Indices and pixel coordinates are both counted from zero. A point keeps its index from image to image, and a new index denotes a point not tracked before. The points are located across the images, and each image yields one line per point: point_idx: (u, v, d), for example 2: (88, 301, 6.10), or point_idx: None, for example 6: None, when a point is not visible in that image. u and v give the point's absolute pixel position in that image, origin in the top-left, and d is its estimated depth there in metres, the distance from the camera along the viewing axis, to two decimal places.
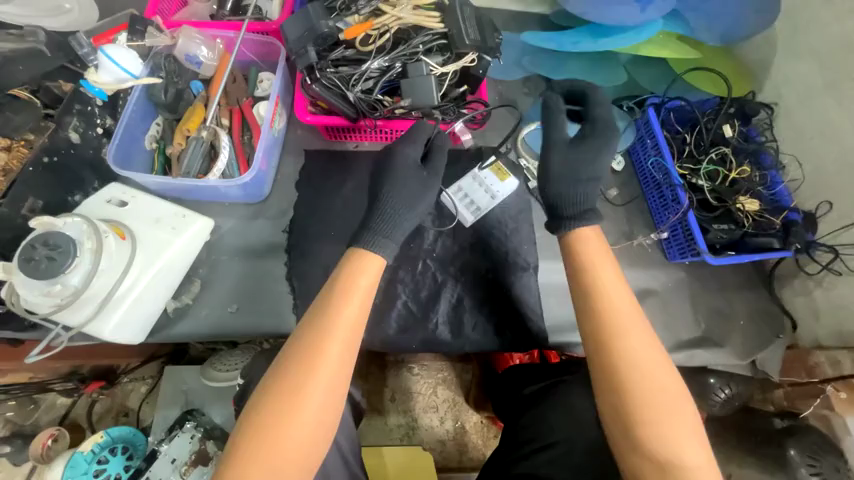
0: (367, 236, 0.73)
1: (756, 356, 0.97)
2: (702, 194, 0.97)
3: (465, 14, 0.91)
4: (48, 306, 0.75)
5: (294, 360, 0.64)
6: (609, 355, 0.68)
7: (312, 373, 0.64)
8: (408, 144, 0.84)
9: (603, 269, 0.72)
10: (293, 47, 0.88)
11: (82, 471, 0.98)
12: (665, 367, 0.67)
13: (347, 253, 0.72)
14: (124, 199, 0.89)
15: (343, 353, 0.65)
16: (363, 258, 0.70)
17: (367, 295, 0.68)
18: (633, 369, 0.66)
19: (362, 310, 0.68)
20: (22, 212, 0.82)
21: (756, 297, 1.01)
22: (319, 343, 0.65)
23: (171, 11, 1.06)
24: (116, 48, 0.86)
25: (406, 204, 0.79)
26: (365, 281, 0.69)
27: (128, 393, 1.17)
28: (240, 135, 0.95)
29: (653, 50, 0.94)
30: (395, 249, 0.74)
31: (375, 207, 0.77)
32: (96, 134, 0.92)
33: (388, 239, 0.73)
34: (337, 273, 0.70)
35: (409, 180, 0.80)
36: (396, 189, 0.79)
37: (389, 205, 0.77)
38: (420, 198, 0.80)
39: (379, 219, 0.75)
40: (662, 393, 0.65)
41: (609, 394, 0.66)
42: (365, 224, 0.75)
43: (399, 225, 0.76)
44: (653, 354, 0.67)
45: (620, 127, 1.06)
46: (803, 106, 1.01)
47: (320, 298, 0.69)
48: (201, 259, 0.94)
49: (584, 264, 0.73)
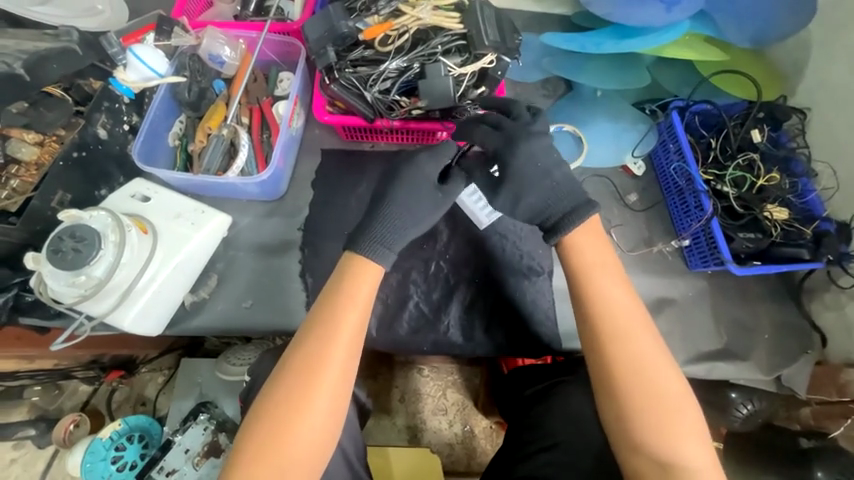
0: (369, 243, 0.72)
1: (782, 372, 0.93)
2: (727, 201, 0.93)
3: (485, 14, 0.90)
4: (73, 296, 0.78)
5: (300, 363, 0.65)
6: (614, 356, 0.68)
7: (319, 375, 0.65)
8: (432, 160, 0.81)
9: (604, 266, 0.73)
10: (313, 47, 0.89)
11: (101, 458, 1.02)
12: (666, 370, 0.67)
13: (345, 255, 0.73)
14: (147, 194, 0.91)
15: (347, 355, 0.67)
16: (362, 263, 0.71)
17: (367, 303, 0.69)
18: (626, 374, 0.67)
19: (364, 314, 0.69)
20: (52, 205, 0.85)
21: (785, 311, 0.97)
22: (324, 348, 0.66)
23: (197, 11, 1.08)
24: (143, 48, 0.92)
25: (404, 209, 0.76)
26: (366, 288, 0.69)
27: (146, 382, 1.20)
28: (259, 133, 0.97)
29: (678, 52, 0.91)
30: (393, 260, 0.73)
31: (377, 212, 0.75)
32: (123, 130, 0.95)
33: (388, 250, 0.72)
34: (337, 280, 0.70)
35: (420, 197, 0.78)
36: (405, 197, 0.76)
37: (393, 212, 0.75)
38: (427, 217, 0.78)
39: (380, 222, 0.74)
40: (666, 396, 0.66)
41: (614, 399, 0.67)
42: (364, 227, 0.74)
43: (402, 239, 0.75)
44: (654, 360, 0.67)
45: (640, 129, 1.03)
46: (841, 111, 0.96)
47: (324, 298, 0.70)
48: (219, 253, 0.96)
49: (584, 259, 0.73)
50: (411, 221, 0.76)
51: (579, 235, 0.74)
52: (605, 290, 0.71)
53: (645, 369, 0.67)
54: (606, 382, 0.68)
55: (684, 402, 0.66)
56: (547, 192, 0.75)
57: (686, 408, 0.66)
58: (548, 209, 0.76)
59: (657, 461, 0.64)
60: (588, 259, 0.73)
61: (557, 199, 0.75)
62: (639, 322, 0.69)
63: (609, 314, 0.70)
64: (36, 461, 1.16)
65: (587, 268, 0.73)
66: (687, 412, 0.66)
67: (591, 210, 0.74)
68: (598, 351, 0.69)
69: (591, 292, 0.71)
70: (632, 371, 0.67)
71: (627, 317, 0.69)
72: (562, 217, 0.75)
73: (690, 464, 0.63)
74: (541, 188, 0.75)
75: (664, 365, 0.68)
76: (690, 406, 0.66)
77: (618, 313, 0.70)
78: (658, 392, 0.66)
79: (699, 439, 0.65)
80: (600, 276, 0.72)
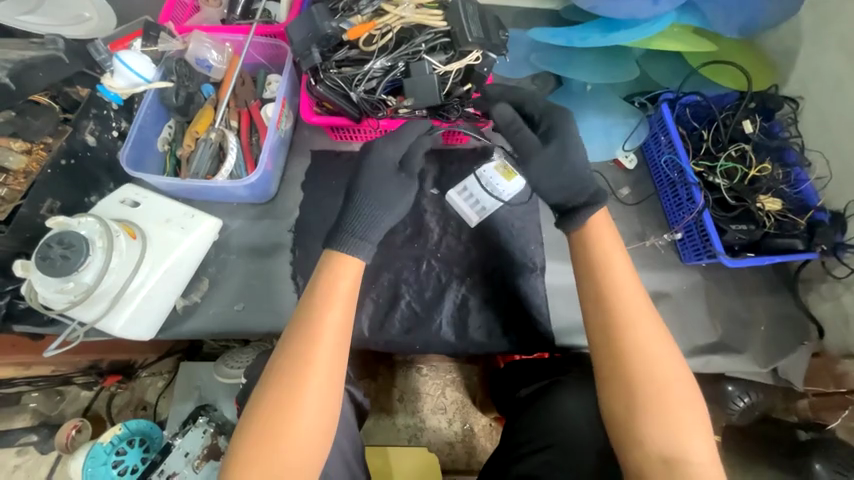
0: (344, 239, 0.72)
1: (778, 364, 0.92)
2: (719, 193, 0.93)
3: (468, 11, 0.89)
4: (63, 302, 0.78)
5: (287, 366, 0.65)
6: (630, 345, 0.67)
7: (307, 373, 0.65)
8: (392, 144, 0.81)
9: (619, 256, 0.72)
10: (298, 49, 0.89)
11: (102, 462, 1.02)
12: (671, 360, 0.67)
13: (324, 255, 0.73)
14: (137, 199, 0.92)
15: (333, 354, 0.66)
16: (341, 260, 0.71)
17: (349, 300, 0.69)
18: (632, 361, 0.66)
19: (347, 312, 0.69)
20: (41, 213, 0.86)
21: (780, 302, 0.96)
22: (309, 348, 0.65)
23: (184, 16, 1.08)
24: (129, 54, 0.91)
25: (384, 204, 0.77)
26: (344, 283, 0.69)
27: (147, 387, 1.20)
28: (248, 136, 0.97)
29: (665, 44, 0.90)
30: (371, 250, 0.73)
31: (349, 207, 0.76)
32: (112, 137, 0.96)
33: (364, 240, 0.73)
34: (316, 278, 0.70)
35: (385, 181, 0.78)
36: (384, 192, 0.77)
37: (365, 204, 0.75)
38: (397, 201, 0.78)
39: (355, 218, 0.74)
40: (674, 389, 0.65)
41: (622, 390, 0.66)
42: (341, 224, 0.74)
43: (376, 225, 0.75)
44: (666, 352, 0.67)
45: (631, 124, 1.03)
46: (832, 100, 0.95)
47: (305, 299, 0.70)
48: (210, 257, 0.96)
49: (597, 248, 0.73)
50: (382, 207, 0.76)
51: (592, 223, 0.75)
52: (619, 279, 0.70)
53: (655, 358, 0.66)
54: (614, 372, 0.67)
55: (690, 395, 0.66)
56: (568, 181, 0.77)
57: (693, 402, 0.65)
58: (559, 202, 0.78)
59: (661, 454, 0.63)
60: (598, 247, 0.73)
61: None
62: (651, 315, 0.69)
63: (624, 302, 0.69)
64: (40, 467, 1.16)
65: (601, 256, 0.72)
66: (692, 406, 0.65)
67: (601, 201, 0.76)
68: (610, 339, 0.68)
69: (607, 280, 0.71)
70: (637, 361, 0.66)
71: (640, 308, 0.69)
72: (574, 208, 0.77)
73: (692, 457, 0.63)
74: (565, 176, 0.78)
75: (670, 354, 0.67)
76: (696, 400, 0.66)
77: (626, 301, 0.69)
78: (663, 383, 0.65)
79: (702, 431, 0.64)
80: (614, 265, 0.71)
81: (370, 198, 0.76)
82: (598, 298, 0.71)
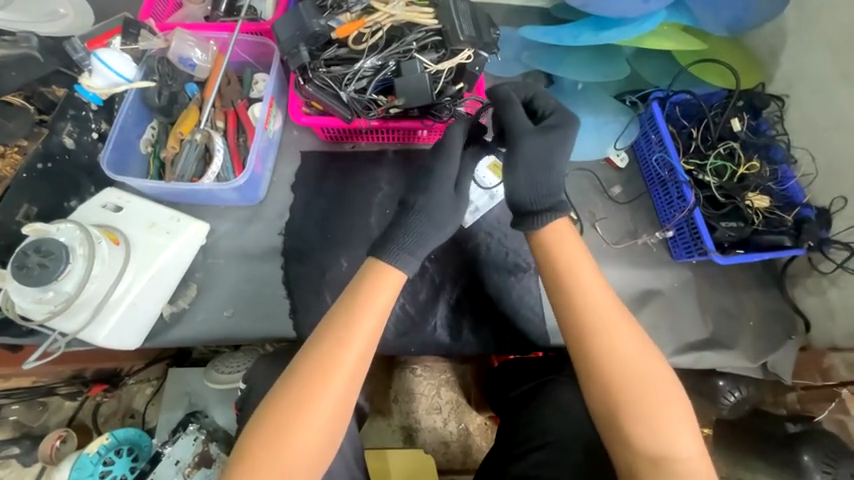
0: (393, 250, 0.71)
1: (768, 359, 0.94)
2: (709, 191, 0.94)
3: (459, 9, 0.88)
4: (42, 313, 0.75)
5: (308, 371, 0.63)
6: (605, 353, 0.67)
7: (324, 380, 0.63)
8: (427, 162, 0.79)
9: (582, 260, 0.71)
10: (285, 47, 0.87)
11: (88, 474, 0.98)
12: (646, 360, 0.67)
13: (368, 262, 0.71)
14: (119, 204, 0.88)
15: (358, 362, 0.64)
16: (384, 269, 0.69)
17: (386, 308, 0.67)
18: (610, 365, 0.66)
19: (380, 321, 0.67)
20: (17, 219, 0.82)
21: (768, 297, 0.97)
22: (333, 354, 0.63)
23: (166, 13, 1.05)
24: (108, 52, 0.88)
25: (437, 224, 0.74)
26: (385, 294, 0.67)
27: (134, 394, 1.17)
28: (235, 137, 0.94)
29: (655, 42, 0.90)
30: (416, 266, 0.72)
31: (401, 220, 0.74)
32: (91, 139, 0.92)
33: (411, 255, 0.71)
34: (356, 284, 0.68)
35: (443, 200, 0.75)
36: (437, 210, 0.74)
37: (418, 220, 0.73)
38: (449, 221, 0.75)
39: (405, 231, 0.73)
40: (654, 388, 0.65)
41: (604, 395, 0.66)
42: (389, 236, 0.73)
43: (425, 244, 0.73)
44: (640, 352, 0.67)
45: (622, 122, 1.04)
46: (817, 97, 0.97)
47: (340, 303, 0.68)
48: (197, 262, 0.94)
49: (556, 255, 0.71)
50: (431, 224, 0.74)
51: (550, 229, 0.73)
52: (584, 287, 0.69)
53: (630, 361, 0.66)
54: (593, 377, 0.67)
55: (671, 391, 0.66)
56: (540, 183, 0.75)
57: (673, 398, 0.65)
58: (540, 199, 0.75)
59: (649, 455, 0.63)
60: (559, 254, 0.71)
61: (539, 191, 0.75)
62: (621, 316, 0.68)
63: (591, 311, 0.68)
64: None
65: (565, 262, 0.71)
66: (676, 403, 0.65)
67: (562, 211, 0.73)
68: (584, 347, 0.68)
69: (574, 287, 0.70)
70: (615, 366, 0.66)
71: (612, 312, 0.68)
72: (545, 210, 0.74)
73: (679, 454, 0.63)
74: (534, 177, 0.75)
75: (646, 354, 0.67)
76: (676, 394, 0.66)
77: (595, 305, 0.69)
78: (643, 384, 0.65)
79: (689, 426, 0.64)
80: (577, 270, 0.70)
81: (412, 212, 0.74)
82: (568, 307, 0.70)
